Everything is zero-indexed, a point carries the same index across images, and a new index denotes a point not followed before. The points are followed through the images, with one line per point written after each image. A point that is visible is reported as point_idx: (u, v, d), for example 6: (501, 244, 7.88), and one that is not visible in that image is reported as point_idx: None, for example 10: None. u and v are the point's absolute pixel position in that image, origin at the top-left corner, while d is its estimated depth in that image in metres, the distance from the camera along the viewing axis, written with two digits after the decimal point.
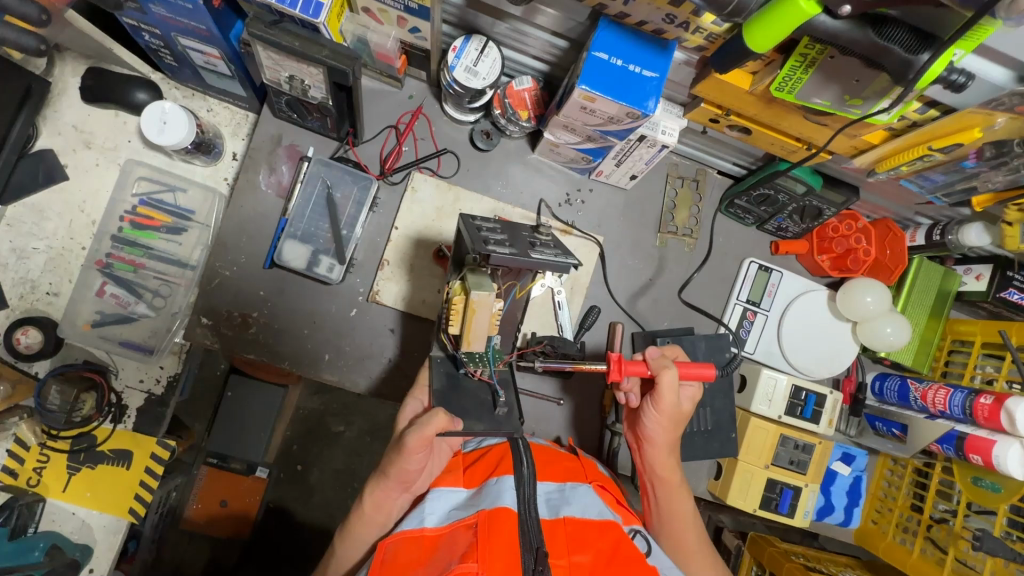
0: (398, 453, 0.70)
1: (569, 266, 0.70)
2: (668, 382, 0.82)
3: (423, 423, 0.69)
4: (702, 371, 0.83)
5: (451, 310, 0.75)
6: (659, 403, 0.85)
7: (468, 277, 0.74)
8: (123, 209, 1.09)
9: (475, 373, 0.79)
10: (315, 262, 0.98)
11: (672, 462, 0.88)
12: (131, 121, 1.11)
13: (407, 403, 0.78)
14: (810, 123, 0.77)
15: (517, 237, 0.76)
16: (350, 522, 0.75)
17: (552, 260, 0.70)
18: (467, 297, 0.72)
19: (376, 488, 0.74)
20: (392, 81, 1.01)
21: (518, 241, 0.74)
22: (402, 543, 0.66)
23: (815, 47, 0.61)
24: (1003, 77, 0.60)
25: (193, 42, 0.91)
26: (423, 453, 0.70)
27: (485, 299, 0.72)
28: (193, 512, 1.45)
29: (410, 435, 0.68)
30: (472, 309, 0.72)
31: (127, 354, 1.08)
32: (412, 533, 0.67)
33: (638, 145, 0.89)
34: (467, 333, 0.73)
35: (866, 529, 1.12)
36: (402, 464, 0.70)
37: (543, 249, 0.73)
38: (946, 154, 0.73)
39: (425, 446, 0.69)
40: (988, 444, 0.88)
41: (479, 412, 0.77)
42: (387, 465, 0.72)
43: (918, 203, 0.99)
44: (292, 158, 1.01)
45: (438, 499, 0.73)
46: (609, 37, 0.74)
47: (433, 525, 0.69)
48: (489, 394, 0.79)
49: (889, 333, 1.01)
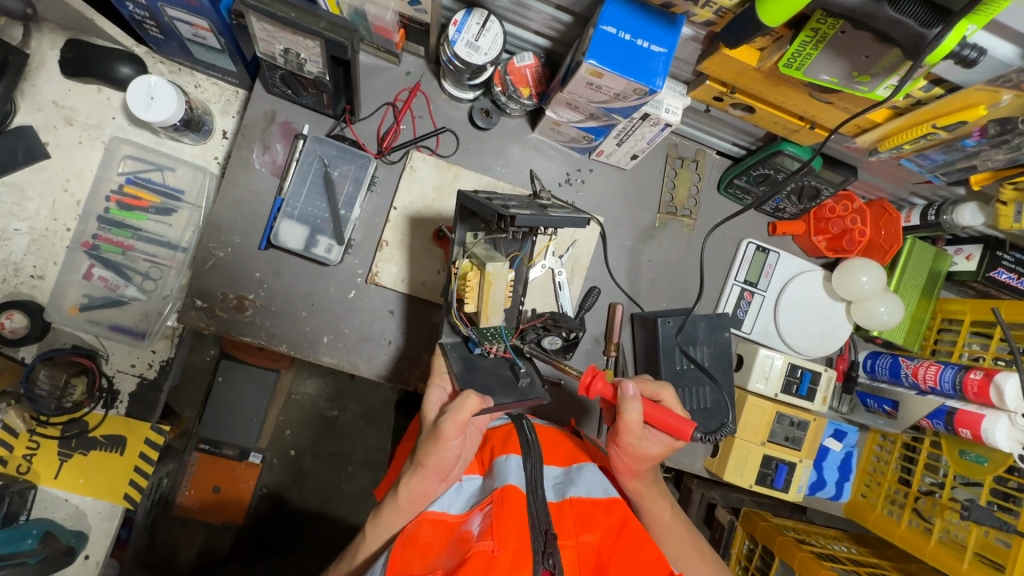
0: (433, 442, 0.69)
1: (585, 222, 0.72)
2: (631, 419, 0.76)
3: (456, 408, 0.69)
4: (675, 420, 0.74)
5: (466, 287, 0.74)
6: (624, 443, 0.79)
7: (479, 254, 0.75)
8: (108, 188, 1.05)
9: (491, 350, 0.81)
10: (312, 242, 0.96)
11: (642, 485, 0.83)
12: (115, 97, 1.07)
13: (430, 391, 0.78)
14: (815, 102, 0.77)
15: (525, 204, 0.79)
16: (381, 509, 0.74)
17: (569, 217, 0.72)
18: (483, 271, 0.73)
19: (413, 478, 0.72)
20: (389, 56, 0.98)
21: (530, 206, 0.77)
22: (426, 525, 0.68)
23: (828, 22, 0.60)
24: (1010, 54, 0.60)
25: (181, 12, 0.87)
26: (458, 439, 0.70)
27: (500, 270, 0.73)
28: (187, 498, 1.44)
29: (445, 421, 0.68)
30: (489, 281, 0.72)
31: (117, 338, 1.06)
32: (435, 516, 0.69)
33: (641, 124, 0.88)
34: (484, 308, 0.74)
35: (855, 503, 1.16)
36: (438, 453, 0.69)
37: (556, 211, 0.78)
38: (950, 132, 0.73)
39: (460, 431, 0.69)
40: (977, 418, 0.91)
41: (503, 386, 0.80)
42: (422, 457, 0.70)
43: (913, 182, 1.00)
44: (287, 136, 0.98)
45: (457, 491, 0.74)
46: (617, 11, 0.72)
47: (455, 511, 0.70)
48: (508, 367, 0.82)
49: (883, 313, 1.03)
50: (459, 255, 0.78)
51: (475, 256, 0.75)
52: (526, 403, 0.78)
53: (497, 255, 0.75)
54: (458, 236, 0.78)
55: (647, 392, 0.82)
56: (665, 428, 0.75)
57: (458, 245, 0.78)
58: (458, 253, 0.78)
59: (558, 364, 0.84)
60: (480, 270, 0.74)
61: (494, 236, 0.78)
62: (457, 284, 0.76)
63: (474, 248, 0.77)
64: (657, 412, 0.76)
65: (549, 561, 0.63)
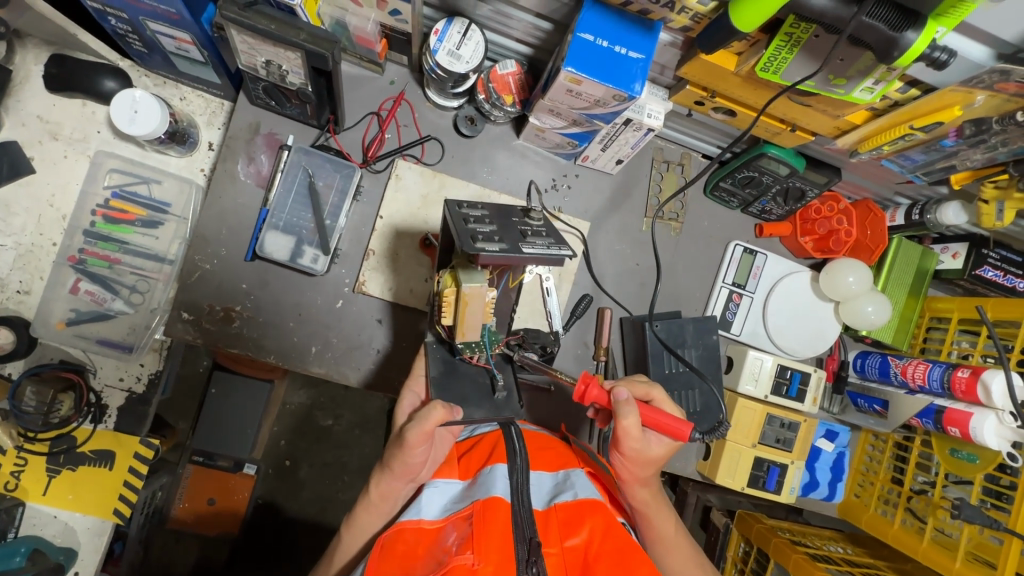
0: (401, 449, 0.71)
1: (562, 258, 0.67)
2: (630, 427, 0.74)
3: (423, 416, 0.69)
4: (670, 424, 0.73)
5: (443, 302, 0.71)
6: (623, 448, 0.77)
7: (460, 268, 0.70)
8: (94, 202, 1.05)
9: (471, 359, 0.79)
10: (298, 253, 0.96)
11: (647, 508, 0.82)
12: (100, 110, 1.07)
13: (403, 396, 0.81)
14: (795, 104, 0.77)
15: (507, 227, 0.71)
16: (355, 510, 0.77)
17: (544, 253, 0.66)
18: (459, 289, 0.69)
19: (381, 478, 0.75)
20: (373, 66, 0.98)
21: (509, 232, 0.70)
22: (403, 533, 0.67)
23: (801, 26, 0.61)
24: (982, 54, 0.61)
25: (163, 26, 0.87)
26: (424, 446, 0.71)
27: (478, 290, 0.69)
28: (180, 511, 1.44)
29: (411, 429, 0.69)
30: (466, 300, 0.69)
31: (105, 353, 1.06)
32: (409, 525, 0.68)
33: (624, 129, 0.88)
34: (461, 325, 0.70)
35: (849, 503, 1.15)
36: (405, 457, 0.72)
37: (534, 241, 0.69)
38: (927, 132, 0.74)
39: (425, 439, 0.70)
40: (966, 416, 0.91)
41: (477, 398, 0.79)
42: (390, 460, 0.73)
43: (897, 182, 1.01)
44: (271, 147, 0.98)
45: (435, 491, 0.73)
46: (594, 19, 0.73)
47: (432, 517, 0.69)
48: (487, 377, 0.81)
49: (870, 312, 1.04)
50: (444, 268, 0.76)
51: (454, 271, 0.70)
52: (498, 418, 0.77)
53: (477, 277, 0.70)
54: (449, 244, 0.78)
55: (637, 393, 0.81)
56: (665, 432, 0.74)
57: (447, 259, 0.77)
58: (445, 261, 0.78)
59: (551, 371, 0.79)
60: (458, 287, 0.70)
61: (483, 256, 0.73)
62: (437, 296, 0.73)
63: (457, 262, 0.73)
64: (652, 415, 0.74)
65: (532, 569, 0.63)
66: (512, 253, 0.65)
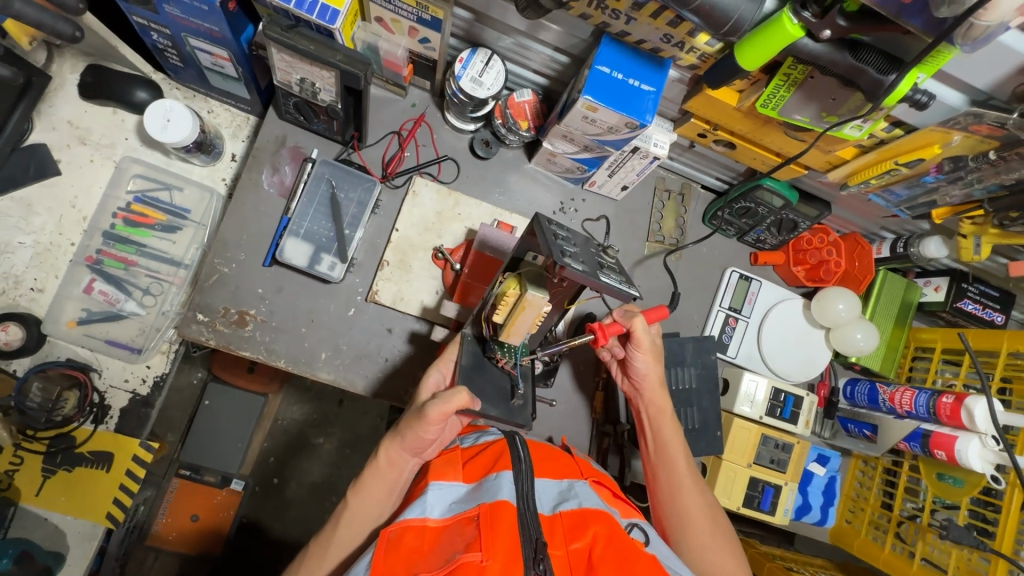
0: (418, 421, 0.74)
1: (630, 298, 0.72)
2: (641, 330, 0.88)
3: (446, 397, 0.73)
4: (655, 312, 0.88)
5: (502, 300, 0.74)
6: (636, 352, 0.90)
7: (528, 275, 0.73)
8: (116, 206, 1.08)
9: (500, 360, 0.83)
10: (316, 260, 0.99)
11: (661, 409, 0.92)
12: (129, 119, 1.11)
13: (430, 372, 0.83)
14: (790, 139, 0.84)
15: (586, 253, 0.76)
16: (363, 478, 0.78)
17: (616, 289, 0.71)
18: (521, 295, 0.71)
19: (392, 444, 0.78)
20: (397, 89, 1.05)
21: (590, 260, 0.74)
22: (408, 531, 0.68)
23: (798, 67, 0.68)
24: (957, 99, 0.68)
25: (203, 43, 0.93)
26: (440, 425, 0.74)
27: (539, 301, 0.71)
28: (162, 527, 1.36)
29: (431, 405, 0.72)
30: (524, 305, 0.71)
31: (113, 353, 1.07)
32: (414, 522, 0.69)
33: (631, 157, 0.94)
34: (509, 326, 0.74)
35: (841, 528, 1.18)
36: (419, 430, 0.75)
37: (608, 274, 0.75)
38: (910, 168, 0.81)
39: (442, 418, 0.73)
40: (951, 439, 0.95)
41: (495, 399, 0.81)
42: (404, 430, 0.76)
43: (883, 217, 1.08)
44: (295, 159, 1.03)
45: (439, 492, 0.74)
46: (610, 54, 0.80)
47: (436, 517, 0.70)
48: (508, 382, 0.83)
49: (859, 339, 1.09)
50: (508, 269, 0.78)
51: (522, 276, 0.73)
52: (508, 423, 0.79)
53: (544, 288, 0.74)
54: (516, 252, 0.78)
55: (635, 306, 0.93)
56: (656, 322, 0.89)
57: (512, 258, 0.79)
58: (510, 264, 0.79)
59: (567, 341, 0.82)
60: (521, 292, 0.72)
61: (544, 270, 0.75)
62: (496, 291, 0.76)
63: (527, 268, 0.75)
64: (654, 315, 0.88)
65: (539, 567, 0.65)
66: (592, 277, 0.70)
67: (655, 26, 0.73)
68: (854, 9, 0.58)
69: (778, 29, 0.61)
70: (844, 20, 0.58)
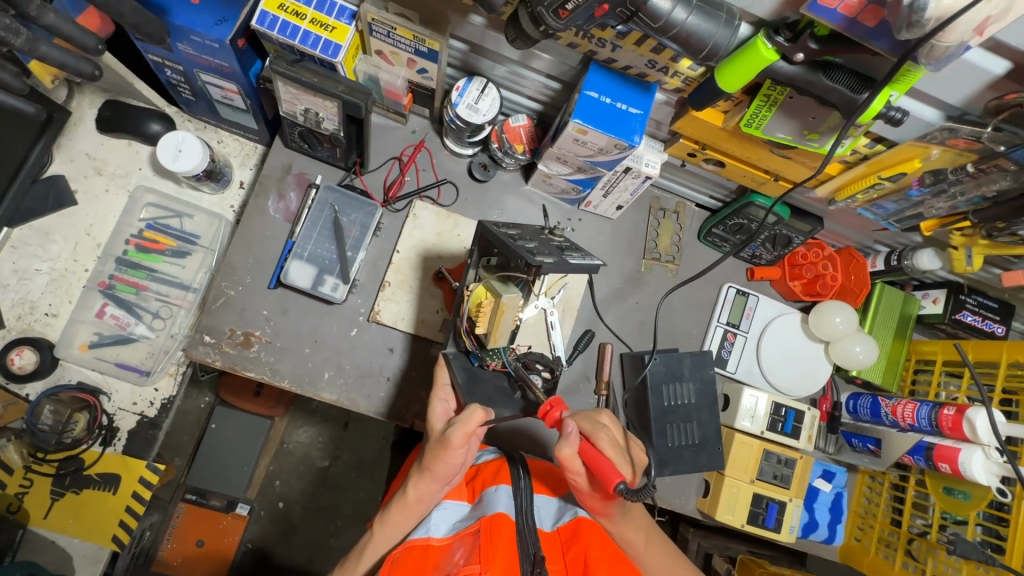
0: (439, 449, 0.72)
1: (598, 268, 0.78)
2: (570, 460, 0.72)
3: (463, 418, 0.72)
4: (604, 465, 0.68)
5: (480, 312, 0.81)
6: (571, 482, 0.75)
7: (495, 283, 0.82)
8: (129, 233, 1.13)
9: (490, 365, 0.84)
10: (320, 281, 1.02)
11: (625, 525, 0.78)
12: (143, 150, 1.17)
13: (435, 404, 0.83)
14: (777, 157, 0.86)
15: (542, 242, 0.83)
16: (390, 508, 0.76)
17: (583, 263, 0.78)
18: (497, 300, 0.79)
19: (420, 480, 0.75)
20: (397, 116, 1.09)
21: (548, 247, 0.81)
22: (410, 551, 0.68)
23: (776, 88, 0.71)
24: (933, 115, 0.71)
25: (214, 78, 0.98)
26: (463, 448, 0.72)
27: (513, 301, 0.80)
28: (166, 552, 1.35)
29: (451, 429, 0.71)
30: (502, 309, 0.79)
31: (121, 375, 1.09)
32: (418, 542, 0.70)
33: (624, 177, 0.97)
34: (494, 332, 0.79)
35: (850, 547, 1.15)
36: (444, 459, 0.73)
37: (571, 254, 0.82)
38: (894, 182, 0.83)
39: (466, 440, 0.72)
40: (955, 452, 0.95)
41: (501, 398, 0.83)
42: (429, 463, 0.74)
43: (875, 230, 1.09)
44: (301, 185, 1.07)
45: (444, 512, 0.76)
46: (598, 79, 0.84)
47: (440, 535, 0.72)
48: (506, 380, 0.85)
49: (858, 352, 1.09)
50: (473, 279, 0.87)
51: (491, 284, 0.82)
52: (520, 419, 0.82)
53: (512, 288, 0.82)
54: (473, 262, 0.87)
55: (586, 430, 0.78)
56: (599, 475, 0.68)
57: (473, 269, 0.87)
58: (473, 276, 0.87)
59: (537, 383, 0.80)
60: (495, 298, 0.80)
61: (508, 271, 0.83)
62: (471, 306, 0.83)
63: (491, 277, 0.84)
64: (592, 453, 0.70)
65: None
66: (559, 263, 0.75)
67: (640, 53, 0.76)
68: (824, 33, 0.61)
69: (754, 52, 0.64)
70: (815, 44, 0.61)
